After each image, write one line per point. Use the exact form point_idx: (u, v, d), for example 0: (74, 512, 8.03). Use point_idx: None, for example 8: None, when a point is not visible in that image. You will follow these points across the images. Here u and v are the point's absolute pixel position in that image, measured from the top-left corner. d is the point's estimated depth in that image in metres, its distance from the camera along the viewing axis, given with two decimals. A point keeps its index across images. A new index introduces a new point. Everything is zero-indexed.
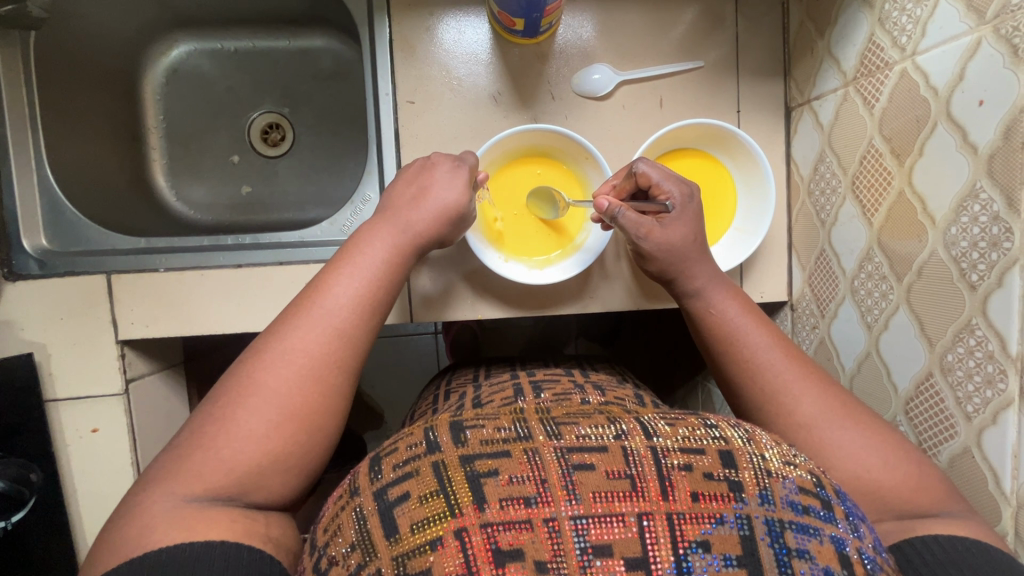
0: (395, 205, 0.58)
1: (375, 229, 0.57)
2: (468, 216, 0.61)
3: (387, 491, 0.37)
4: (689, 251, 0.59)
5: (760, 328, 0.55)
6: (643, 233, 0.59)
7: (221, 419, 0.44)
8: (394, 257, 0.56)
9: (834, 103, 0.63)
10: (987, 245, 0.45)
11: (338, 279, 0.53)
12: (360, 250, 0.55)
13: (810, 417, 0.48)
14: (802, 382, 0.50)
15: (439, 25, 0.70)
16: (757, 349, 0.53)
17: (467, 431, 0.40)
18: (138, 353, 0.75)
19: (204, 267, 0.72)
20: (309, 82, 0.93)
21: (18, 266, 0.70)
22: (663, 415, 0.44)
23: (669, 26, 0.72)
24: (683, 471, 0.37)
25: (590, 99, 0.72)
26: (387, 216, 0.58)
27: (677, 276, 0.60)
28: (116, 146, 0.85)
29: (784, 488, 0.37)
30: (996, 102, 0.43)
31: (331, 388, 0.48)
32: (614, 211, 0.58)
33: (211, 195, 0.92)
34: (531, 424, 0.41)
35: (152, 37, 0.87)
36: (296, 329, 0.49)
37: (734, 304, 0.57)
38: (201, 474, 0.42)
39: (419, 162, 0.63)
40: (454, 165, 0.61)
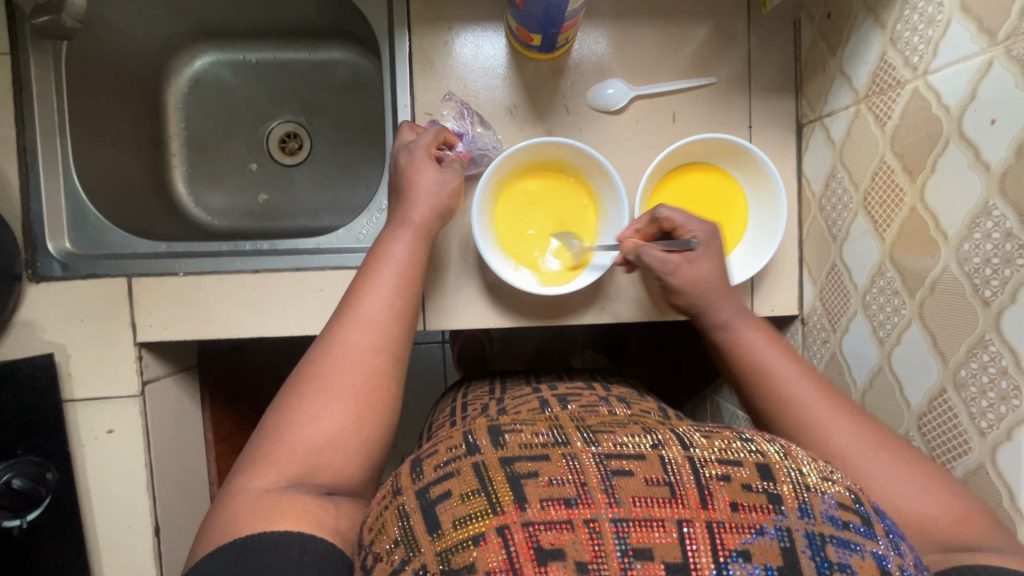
0: (410, 206, 0.62)
1: (394, 234, 0.61)
2: (443, 208, 0.64)
3: (428, 490, 0.38)
4: (717, 284, 0.62)
5: (786, 359, 0.57)
6: (671, 269, 0.63)
7: (290, 425, 0.48)
8: (415, 255, 0.60)
9: (846, 119, 0.64)
10: (1000, 261, 0.45)
11: (374, 285, 0.57)
12: (384, 254, 0.60)
13: (844, 447, 0.48)
14: (832, 413, 0.51)
15: (456, 40, 0.72)
16: (786, 381, 0.55)
17: (505, 434, 0.41)
18: (155, 355, 0.76)
19: (222, 271, 0.73)
20: (327, 92, 0.95)
21: (42, 268, 0.72)
22: (697, 427, 0.44)
23: (682, 43, 0.73)
24: (721, 482, 0.37)
25: (603, 113, 0.73)
26: (406, 224, 0.62)
27: (703, 308, 0.62)
28: (138, 152, 0.87)
29: (823, 503, 0.37)
30: (1008, 120, 0.44)
31: (387, 382, 0.52)
32: (640, 250, 0.63)
33: (229, 202, 0.94)
34: (568, 431, 0.41)
35: (176, 48, 0.90)
36: (346, 333, 0.53)
37: (761, 337, 0.59)
38: (265, 462, 0.46)
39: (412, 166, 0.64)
40: (413, 155, 0.64)
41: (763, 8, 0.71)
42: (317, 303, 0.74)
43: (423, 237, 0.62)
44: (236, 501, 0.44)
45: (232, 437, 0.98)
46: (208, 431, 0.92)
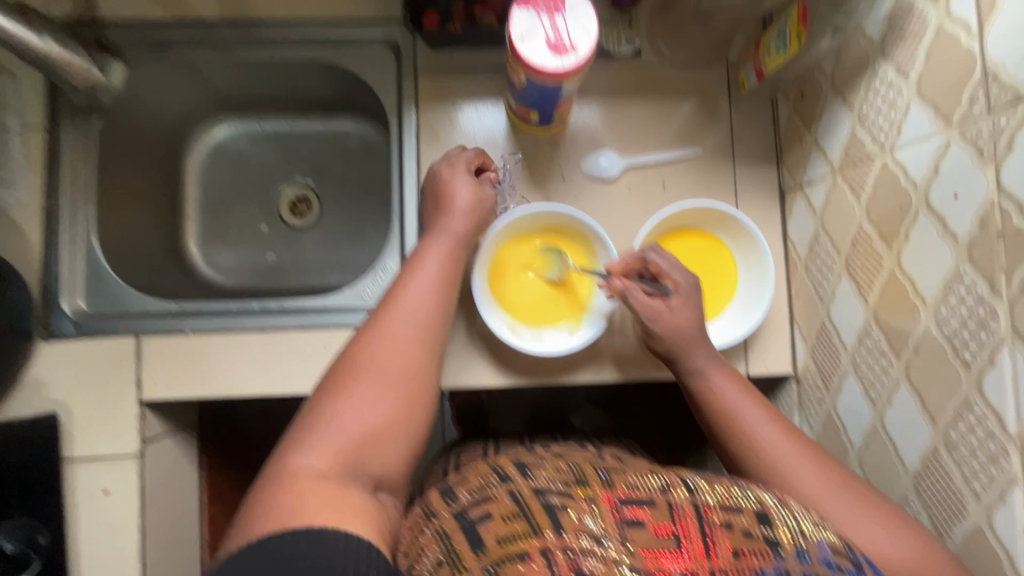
0: (450, 217, 0.66)
1: (430, 246, 0.64)
2: (481, 220, 0.68)
3: (469, 512, 0.42)
4: (693, 329, 0.65)
5: (754, 404, 0.61)
6: (652, 314, 0.66)
7: (340, 415, 0.50)
8: (452, 267, 0.63)
9: (824, 189, 0.68)
10: (976, 325, 0.47)
11: (415, 288, 0.60)
12: (421, 263, 0.62)
13: (815, 490, 0.52)
14: (801, 456, 0.55)
15: (460, 115, 0.78)
16: (756, 425, 0.59)
17: (532, 473, 0.46)
18: (157, 413, 0.77)
19: (229, 330, 0.76)
20: (337, 159, 1.00)
21: (54, 326, 0.75)
22: (702, 476, 0.46)
23: (669, 118, 0.79)
24: (723, 529, 0.40)
25: (597, 181, 0.78)
26: (446, 232, 0.65)
27: (680, 354, 0.65)
28: (154, 215, 0.91)
29: (819, 549, 0.38)
30: (969, 195, 0.47)
31: (427, 382, 0.55)
32: (625, 291, 0.67)
33: (238, 260, 0.97)
34: (587, 474, 0.46)
35: (199, 118, 0.95)
36: (390, 331, 0.56)
37: (730, 383, 0.63)
38: (319, 446, 0.48)
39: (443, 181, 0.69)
40: (454, 169, 0.69)
41: (742, 87, 0.78)
42: (319, 361, 0.75)
43: (462, 245, 0.66)
44: (295, 482, 0.45)
45: (227, 497, 0.97)
46: (203, 492, 0.90)
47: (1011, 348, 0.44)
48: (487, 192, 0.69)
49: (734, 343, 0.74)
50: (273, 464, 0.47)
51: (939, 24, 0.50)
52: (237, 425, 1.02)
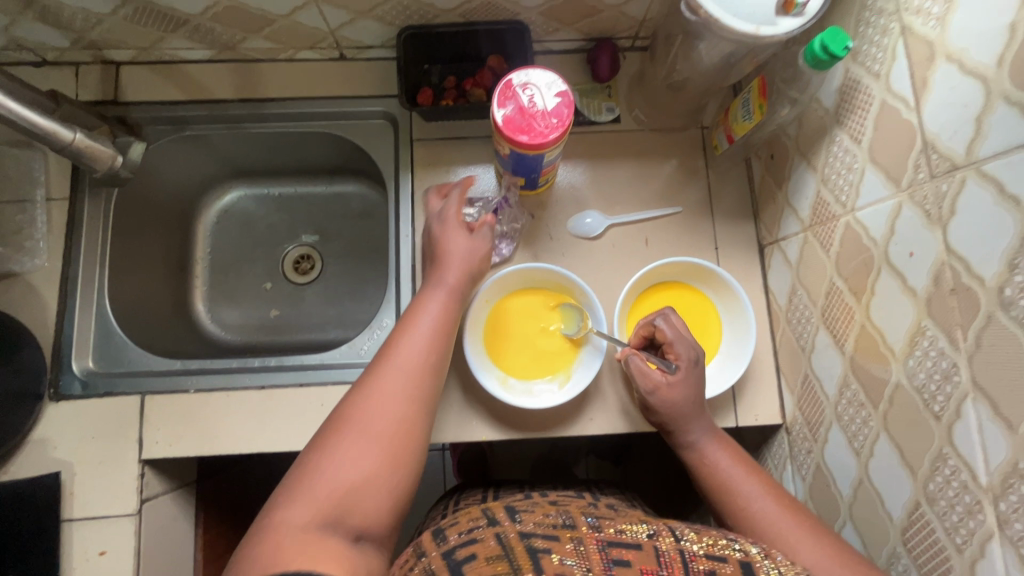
0: (444, 268, 0.69)
1: (428, 297, 0.66)
2: (474, 271, 0.70)
3: (455, 553, 0.42)
4: (689, 401, 0.66)
5: (750, 477, 0.62)
6: (651, 389, 0.66)
7: (325, 467, 0.51)
8: (446, 318, 0.65)
9: (797, 244, 0.71)
10: (941, 377, 0.49)
11: (409, 339, 0.62)
12: (418, 314, 0.64)
13: (809, 566, 0.53)
14: (797, 531, 0.56)
15: (453, 180, 0.83)
16: (750, 498, 0.60)
17: (520, 514, 0.47)
18: (157, 472, 0.79)
19: (230, 388, 0.78)
20: (339, 220, 1.06)
21: (63, 386, 0.77)
22: (692, 527, 0.48)
23: (650, 179, 0.84)
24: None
25: (583, 239, 0.82)
26: (441, 285, 0.67)
27: (675, 428, 0.67)
28: (165, 276, 0.96)
29: None
30: (923, 254, 0.50)
31: (415, 434, 0.56)
32: (627, 357, 0.68)
33: (242, 318, 1.00)
34: (574, 517, 0.47)
35: (211, 185, 1.02)
36: (380, 384, 0.57)
37: (724, 455, 0.65)
38: (302, 500, 0.49)
39: (437, 233, 0.71)
40: (444, 227, 0.72)
41: (715, 150, 0.83)
42: (316, 417, 0.77)
43: (457, 296, 0.67)
44: (273, 537, 0.46)
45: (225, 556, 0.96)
46: (198, 552, 0.90)
47: (973, 401, 0.46)
48: (480, 250, 0.71)
49: (721, 394, 0.75)
50: (259, 519, 0.49)
51: (882, 98, 0.55)
52: (235, 484, 1.02)
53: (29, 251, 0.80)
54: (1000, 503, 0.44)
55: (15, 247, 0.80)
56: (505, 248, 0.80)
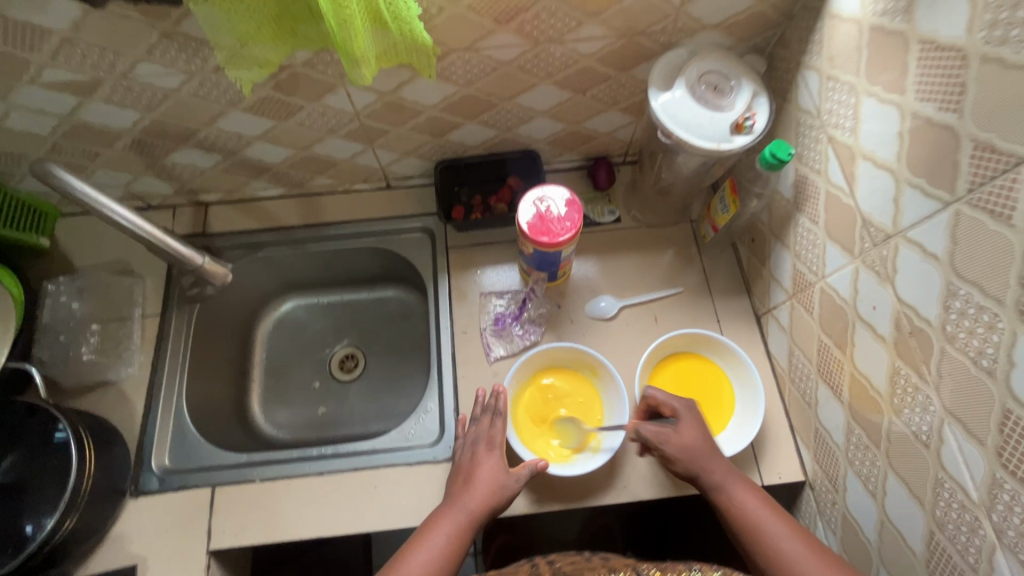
0: (466, 494, 0.75)
1: (442, 514, 0.73)
2: (496, 505, 0.74)
3: None
4: (701, 448, 0.75)
5: (775, 518, 0.70)
6: (664, 440, 0.75)
7: None
8: (455, 541, 0.71)
9: (787, 310, 0.82)
10: (922, 409, 0.57)
11: (417, 550, 0.70)
12: (432, 529, 0.72)
13: None
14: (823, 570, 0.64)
15: (482, 279, 0.97)
16: (778, 538, 0.68)
17: None
18: (220, 564, 0.83)
19: (292, 475, 0.86)
20: (380, 321, 1.18)
21: (142, 482, 0.86)
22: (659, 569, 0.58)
23: (653, 266, 0.97)
24: None
25: (600, 320, 0.93)
26: (460, 507, 0.73)
27: (699, 473, 0.74)
28: (229, 380, 1.07)
29: None
30: (882, 306, 0.61)
31: None
32: (637, 428, 0.77)
33: (294, 416, 1.09)
34: None
35: (271, 299, 1.16)
36: None
37: (750, 497, 0.72)
38: None
39: (467, 467, 0.78)
40: (488, 450, 0.78)
41: (704, 238, 0.97)
42: (370, 499, 0.84)
43: (473, 524, 0.73)
44: None
45: None
46: None
47: (949, 426, 0.54)
48: (507, 483, 0.75)
49: (741, 452, 0.81)
50: None
51: (826, 188, 0.69)
52: None
53: (125, 361, 0.93)
54: (993, 515, 0.50)
55: (115, 357, 0.93)
56: (534, 333, 0.92)
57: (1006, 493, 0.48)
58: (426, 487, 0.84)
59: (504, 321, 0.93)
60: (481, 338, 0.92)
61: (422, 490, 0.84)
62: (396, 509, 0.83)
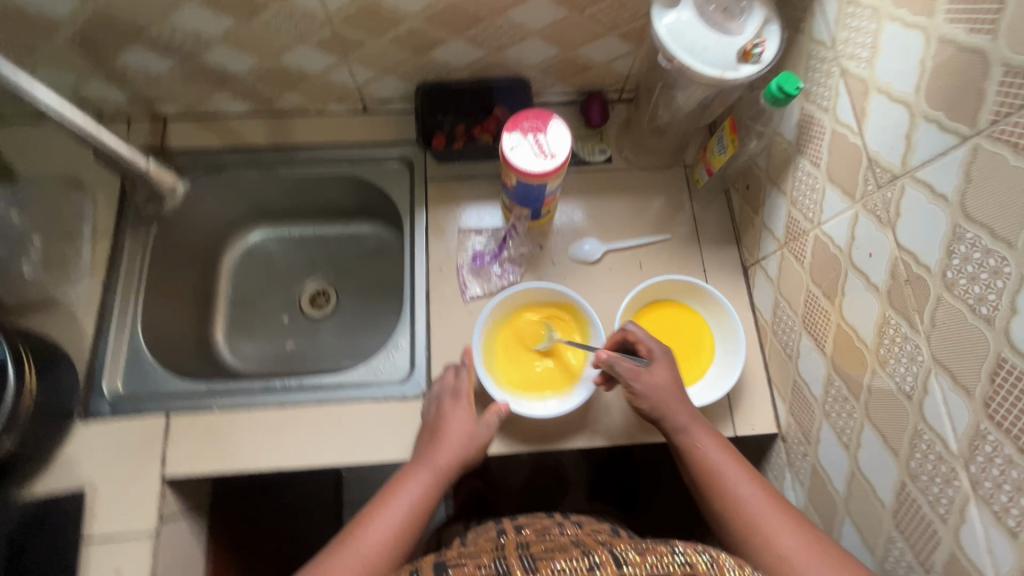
0: (435, 451, 0.71)
1: (410, 473, 0.70)
2: (468, 457, 0.72)
3: None
4: (671, 389, 0.72)
5: (737, 465, 0.67)
6: (635, 376, 0.72)
7: None
8: (425, 498, 0.69)
9: (776, 261, 0.79)
10: (908, 359, 0.55)
11: (381, 515, 0.67)
12: (398, 490, 0.69)
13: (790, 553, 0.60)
14: (780, 519, 0.62)
15: (462, 214, 0.92)
16: (737, 483, 0.66)
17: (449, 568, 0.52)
18: (176, 492, 0.81)
19: (252, 406, 0.82)
20: (354, 258, 1.12)
21: (92, 407, 0.81)
22: (637, 547, 0.54)
23: (642, 211, 0.93)
24: None
25: (582, 263, 0.89)
26: (430, 466, 0.70)
27: (665, 412, 0.71)
28: (191, 309, 1.02)
29: None
30: (879, 254, 0.58)
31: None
32: (613, 360, 0.72)
33: (260, 350, 1.05)
34: (509, 561, 0.53)
35: (237, 227, 1.09)
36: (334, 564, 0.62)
37: (712, 441, 0.69)
38: None
39: (434, 422, 0.74)
40: (454, 402, 0.75)
41: (698, 183, 0.93)
42: (334, 434, 0.81)
43: (442, 480, 0.70)
44: None
45: None
46: None
47: (936, 376, 0.52)
48: (479, 436, 0.73)
49: (717, 402, 0.80)
50: None
51: (832, 127, 0.65)
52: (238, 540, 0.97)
53: (73, 281, 0.87)
54: (971, 466, 0.49)
55: (62, 276, 0.87)
56: (513, 274, 0.88)
57: (987, 444, 0.47)
58: (391, 424, 0.82)
59: (483, 260, 0.89)
60: (458, 275, 0.88)
61: (389, 427, 0.81)
62: (360, 444, 0.80)
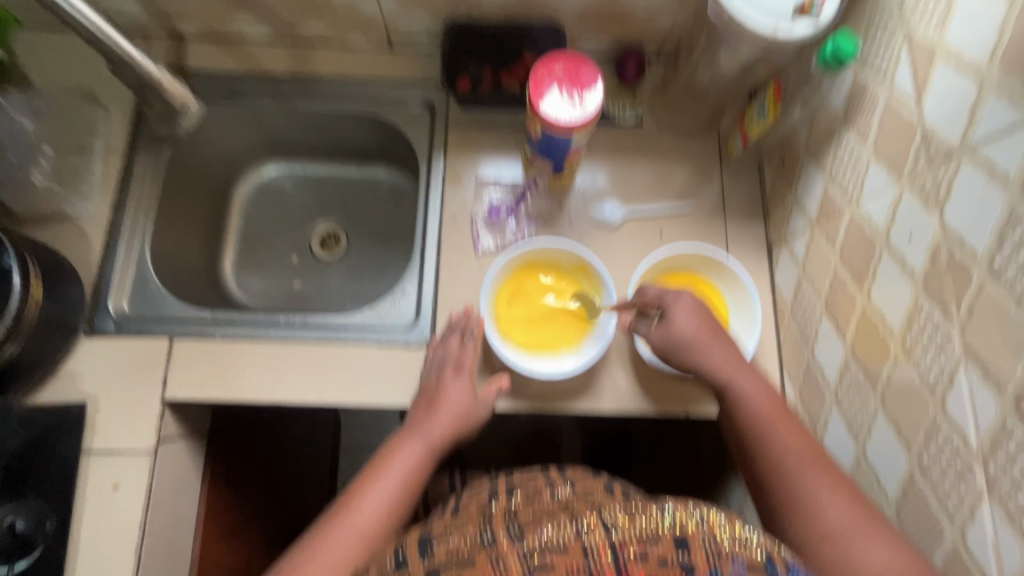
0: (431, 423, 0.72)
1: (403, 446, 0.71)
2: (464, 427, 0.73)
3: None
4: (703, 342, 0.70)
5: (785, 425, 0.65)
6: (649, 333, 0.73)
7: None
8: (417, 471, 0.70)
9: (805, 240, 0.76)
10: (936, 350, 0.52)
11: (374, 486, 0.67)
12: (389, 464, 0.70)
13: (836, 527, 0.57)
14: (830, 490, 0.60)
15: (481, 164, 0.89)
16: (785, 445, 0.64)
17: (433, 545, 0.51)
18: (176, 415, 0.81)
19: (255, 339, 0.82)
20: (368, 202, 1.10)
21: (98, 324, 0.82)
22: (623, 504, 0.53)
23: (668, 177, 0.89)
24: (638, 560, 0.45)
25: (601, 226, 0.86)
26: (422, 438, 0.71)
27: (702, 368, 0.70)
28: (201, 238, 1.01)
29: (733, 568, 0.45)
30: (921, 236, 0.54)
31: None
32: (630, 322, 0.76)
33: (268, 287, 1.04)
34: (496, 531, 0.51)
35: (252, 161, 1.07)
36: (333, 533, 0.64)
37: (763, 397, 0.67)
38: None
39: (429, 391, 0.74)
40: (454, 374, 0.74)
41: (730, 153, 0.88)
42: (334, 374, 0.80)
43: (434, 451, 0.71)
44: None
45: (230, 519, 0.96)
46: (202, 506, 0.89)
47: (964, 368, 0.49)
48: (473, 406, 0.74)
49: None
50: None
51: (887, 98, 0.60)
52: (235, 463, 0.99)
53: (84, 197, 0.86)
54: (989, 464, 0.46)
55: (72, 190, 0.86)
56: (528, 231, 0.85)
57: (1012, 442, 0.44)
58: (392, 370, 0.81)
59: (498, 213, 0.86)
60: (471, 226, 0.85)
61: (389, 372, 0.81)
62: (358, 386, 0.80)
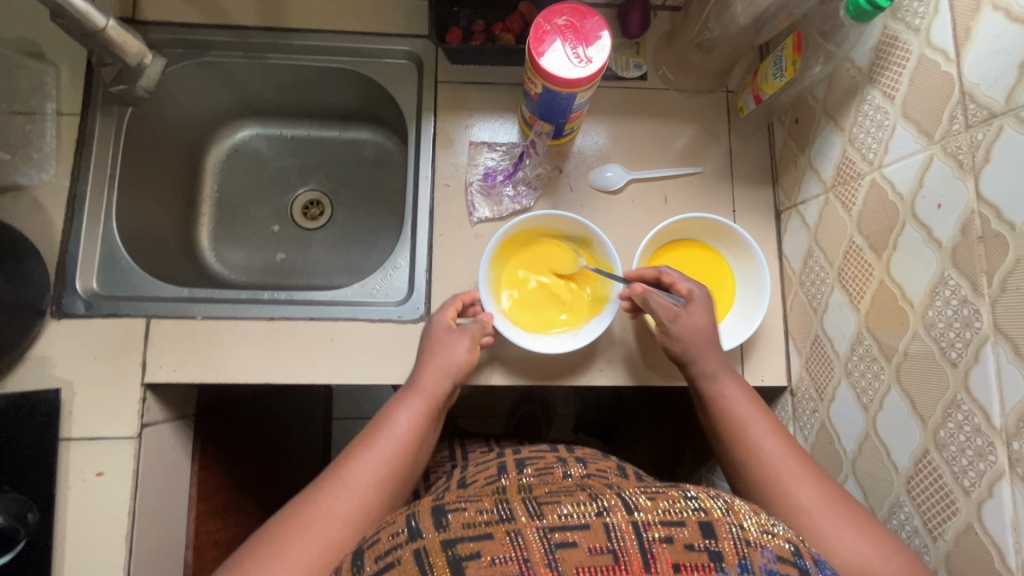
0: (426, 377, 0.68)
1: (398, 407, 0.66)
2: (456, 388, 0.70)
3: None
4: (708, 335, 0.68)
5: (759, 415, 0.65)
6: (671, 318, 0.68)
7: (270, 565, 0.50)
8: (417, 428, 0.65)
9: (817, 206, 0.72)
10: (961, 325, 0.50)
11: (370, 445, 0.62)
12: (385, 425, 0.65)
13: (809, 504, 0.56)
14: (803, 473, 0.59)
15: (474, 125, 0.82)
16: (761, 435, 0.63)
17: (447, 515, 0.45)
18: (158, 399, 0.77)
19: (239, 317, 0.77)
20: (352, 166, 1.03)
21: (65, 304, 0.76)
22: (644, 489, 0.49)
23: (673, 138, 0.84)
24: (663, 543, 0.42)
25: (602, 192, 0.81)
26: (417, 395, 0.67)
27: (696, 359, 0.68)
28: (172, 207, 0.93)
29: (763, 557, 0.41)
30: (951, 204, 0.51)
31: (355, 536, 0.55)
32: (647, 295, 0.68)
33: (249, 258, 0.98)
34: (512, 506, 0.46)
35: (223, 122, 0.99)
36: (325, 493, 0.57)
37: (740, 391, 0.67)
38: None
39: (423, 352, 0.71)
40: (448, 330, 0.71)
41: (740, 112, 0.83)
42: (325, 352, 0.76)
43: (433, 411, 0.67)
44: None
45: (224, 496, 0.94)
46: (193, 487, 0.87)
47: (993, 345, 0.47)
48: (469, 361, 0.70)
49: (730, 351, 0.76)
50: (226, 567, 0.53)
51: (920, 52, 0.55)
52: (225, 440, 0.96)
53: (37, 165, 0.78)
54: (1013, 443, 0.45)
55: (23, 158, 0.77)
56: (527, 198, 0.80)
57: None
58: (386, 347, 0.77)
59: (494, 178, 0.80)
60: (466, 194, 0.80)
61: (383, 349, 0.77)
62: (351, 365, 0.76)
